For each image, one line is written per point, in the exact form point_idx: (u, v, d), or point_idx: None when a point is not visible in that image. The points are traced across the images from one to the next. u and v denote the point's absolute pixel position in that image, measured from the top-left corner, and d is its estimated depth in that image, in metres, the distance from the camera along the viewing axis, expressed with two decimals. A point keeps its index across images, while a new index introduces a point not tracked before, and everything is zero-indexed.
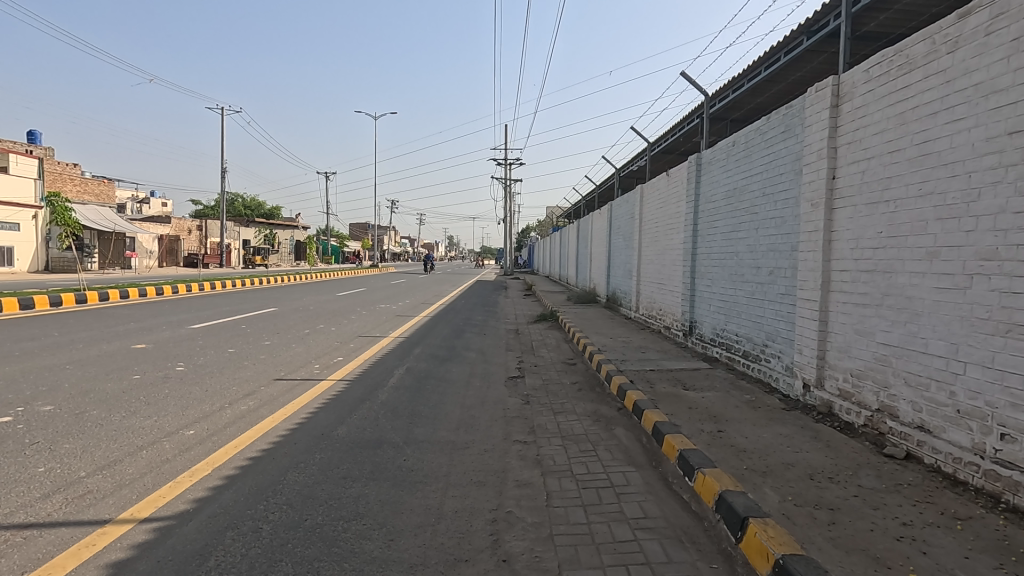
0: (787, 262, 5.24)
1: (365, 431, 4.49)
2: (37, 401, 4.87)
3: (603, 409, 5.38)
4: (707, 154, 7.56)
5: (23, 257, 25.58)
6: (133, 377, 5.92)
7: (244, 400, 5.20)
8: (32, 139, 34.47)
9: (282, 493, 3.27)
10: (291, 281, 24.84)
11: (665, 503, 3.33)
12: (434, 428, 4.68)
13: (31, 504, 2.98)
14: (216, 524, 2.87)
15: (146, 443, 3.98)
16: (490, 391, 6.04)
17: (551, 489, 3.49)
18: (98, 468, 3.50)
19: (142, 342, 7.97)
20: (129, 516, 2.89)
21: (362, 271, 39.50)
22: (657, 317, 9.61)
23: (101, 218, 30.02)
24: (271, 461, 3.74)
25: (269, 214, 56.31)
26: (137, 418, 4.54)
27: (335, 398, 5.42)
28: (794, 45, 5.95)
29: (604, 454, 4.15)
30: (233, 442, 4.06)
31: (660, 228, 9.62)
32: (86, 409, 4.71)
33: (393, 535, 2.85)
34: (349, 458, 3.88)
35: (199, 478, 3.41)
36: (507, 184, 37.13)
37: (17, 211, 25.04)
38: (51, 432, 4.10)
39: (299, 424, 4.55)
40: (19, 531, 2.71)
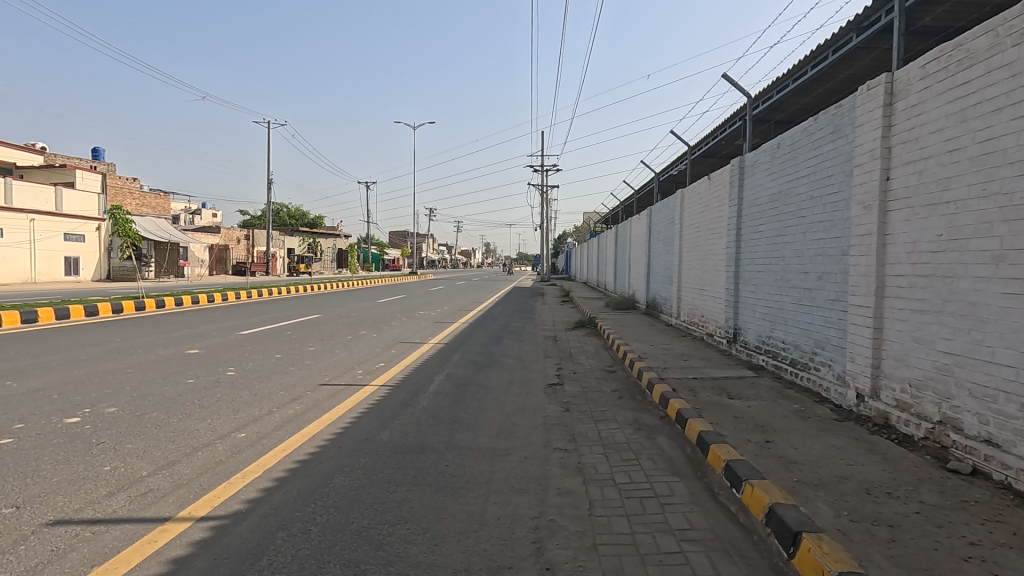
0: (837, 267, 5.06)
1: (408, 436, 4.56)
2: (101, 404, 5.14)
3: (644, 418, 5.29)
4: (750, 157, 7.40)
5: (88, 267, 27.19)
6: (187, 381, 6.20)
7: (292, 404, 5.38)
8: (96, 155, 36.72)
9: (329, 496, 3.35)
10: (333, 288, 25.78)
11: (711, 515, 3.24)
12: (474, 433, 4.71)
13: (98, 501, 3.14)
14: (268, 524, 2.96)
15: (202, 445, 4.14)
16: (529, 397, 6.05)
17: (593, 498, 3.46)
18: (158, 468, 3.67)
19: (196, 348, 8.34)
20: (188, 514, 3.02)
21: (400, 278, 40.31)
22: (699, 324, 9.43)
23: (157, 229, 31.65)
24: (319, 465, 3.85)
25: (312, 225, 58.34)
26: (192, 420, 4.75)
27: (378, 403, 5.51)
28: (843, 42, 5.75)
29: (647, 464, 4.08)
30: (283, 445, 4.20)
31: (701, 232, 9.45)
32: (145, 411, 4.95)
33: (437, 540, 2.88)
34: (391, 463, 3.94)
35: (252, 480, 3.54)
36: (544, 190, 37.24)
37: (83, 224, 26.73)
38: (115, 433, 4.33)
39: (345, 428, 4.67)
40: (89, 526, 2.86)
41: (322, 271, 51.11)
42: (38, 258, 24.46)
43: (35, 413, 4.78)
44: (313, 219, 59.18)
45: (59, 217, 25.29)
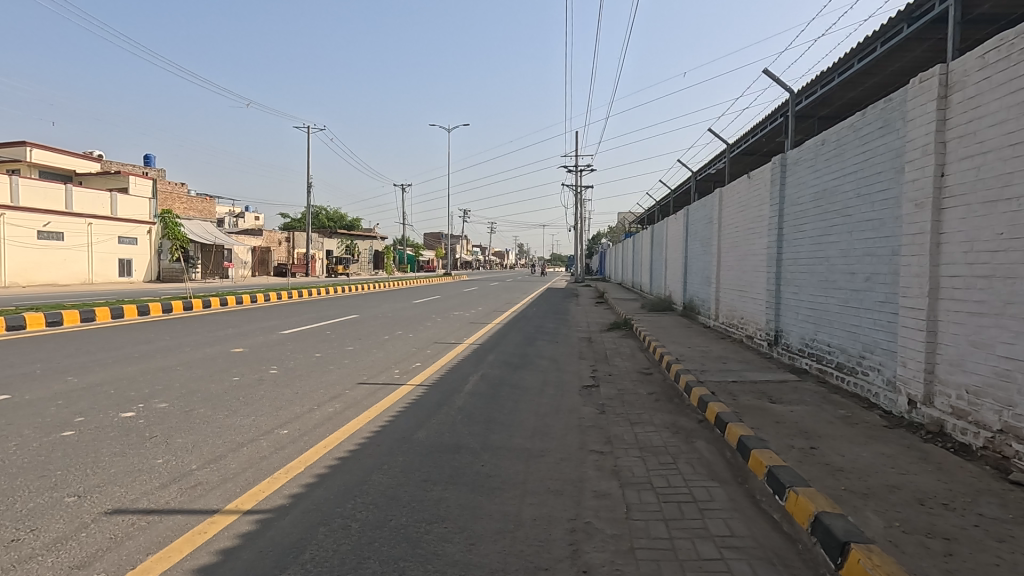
0: (886, 268, 4.86)
1: (444, 435, 4.61)
2: (153, 399, 5.37)
3: (682, 421, 5.20)
4: (792, 154, 7.18)
5: (140, 268, 28.48)
6: (232, 378, 6.42)
7: (331, 402, 5.50)
8: (148, 162, 38.50)
9: (368, 493, 3.42)
10: (370, 288, 26.29)
11: (753, 522, 3.15)
12: (510, 434, 4.72)
13: (152, 492, 3.29)
14: (310, 519, 3.04)
15: (247, 440, 4.29)
16: (565, 399, 6.02)
17: (630, 501, 3.42)
18: (206, 462, 3.81)
19: (240, 346, 8.63)
20: (234, 507, 3.13)
21: (434, 279, 40.75)
22: (738, 326, 9.21)
23: (204, 232, 32.91)
24: (358, 462, 3.93)
25: (349, 227, 59.62)
26: (237, 416, 4.91)
27: (415, 403, 5.58)
28: (892, 33, 5.53)
29: (685, 468, 4.01)
30: (323, 442, 4.30)
31: (741, 232, 9.22)
32: (194, 407, 5.15)
33: (474, 539, 2.90)
34: (427, 462, 3.98)
35: (294, 475, 3.64)
36: (579, 190, 37.05)
37: (134, 227, 28.03)
38: (166, 427, 4.52)
39: (383, 427, 4.75)
40: (143, 516, 2.99)
41: (359, 272, 52.15)
42: (96, 260, 25.76)
43: (93, 408, 5.04)
44: (350, 221, 60.45)
45: (113, 221, 26.61)
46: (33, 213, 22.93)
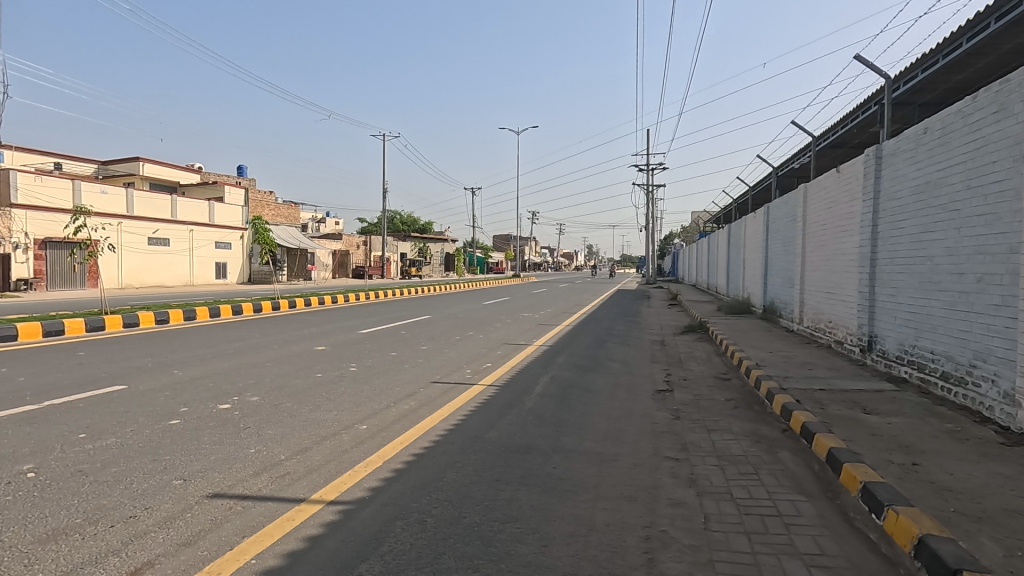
0: (1002, 268, 4.39)
1: (515, 436, 4.63)
2: (247, 393, 5.78)
3: (764, 430, 4.93)
4: (888, 144, 6.65)
5: (234, 271, 30.77)
6: (316, 375, 6.80)
7: (407, 400, 5.69)
8: (241, 172, 41.62)
9: (442, 489, 3.50)
10: (441, 289, 27.00)
11: (846, 542, 2.93)
12: (581, 437, 4.68)
13: (246, 479, 3.53)
14: (388, 513, 3.15)
15: (329, 434, 4.51)
16: (637, 403, 5.89)
17: (708, 511, 3.29)
18: (293, 453, 4.05)
19: (323, 345, 9.12)
20: (319, 497, 3.30)
21: (504, 281, 41.18)
22: (825, 330, 8.63)
23: (290, 237, 35.09)
24: (432, 459, 4.03)
25: (423, 230, 61.56)
26: (321, 411, 5.18)
27: (486, 403, 5.66)
28: (1009, 7, 4.99)
29: (768, 479, 3.80)
30: (399, 438, 4.45)
31: (828, 230, 8.65)
32: (282, 401, 5.50)
33: (546, 541, 2.89)
34: (499, 461, 4.02)
35: (373, 469, 3.79)
36: (650, 189, 36.19)
37: (229, 233, 30.33)
38: (257, 419, 4.85)
39: (456, 425, 4.85)
40: (239, 501, 3.22)
41: (431, 274, 53.65)
42: (195, 263, 28.08)
43: (195, 399, 5.49)
44: (423, 224, 62.39)
45: (211, 228, 28.96)
46: (144, 222, 25.34)
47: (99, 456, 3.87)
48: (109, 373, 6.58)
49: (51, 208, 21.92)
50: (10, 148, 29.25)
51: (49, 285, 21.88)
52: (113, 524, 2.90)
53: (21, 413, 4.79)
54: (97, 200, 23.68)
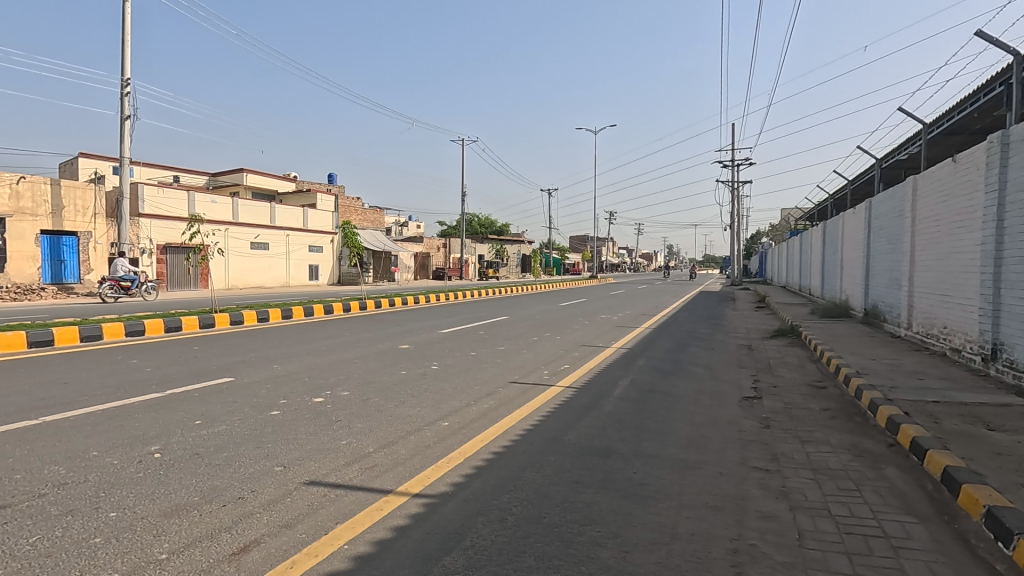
0: None
1: (594, 439, 4.59)
2: (338, 388, 6.13)
3: (866, 443, 4.56)
4: (1017, 129, 5.93)
5: (325, 273, 32.74)
6: (400, 372, 7.08)
7: (486, 399, 5.79)
8: (332, 180, 44.22)
9: (522, 489, 3.53)
10: (518, 290, 27.25)
11: (967, 571, 2.65)
12: (662, 443, 4.55)
13: (338, 469, 3.75)
14: (470, 508, 3.22)
15: (413, 429, 4.69)
16: (722, 410, 5.64)
17: (803, 527, 3.08)
18: (380, 446, 4.25)
19: (406, 343, 9.49)
20: (405, 490, 3.44)
21: (580, 283, 40.82)
22: (939, 337, 7.84)
23: (375, 240, 36.80)
24: (511, 458, 4.07)
25: (500, 232, 62.43)
26: (405, 407, 5.40)
27: (564, 404, 5.64)
28: None
29: (871, 497, 3.51)
30: (479, 436, 4.54)
31: (942, 226, 7.85)
32: (369, 396, 5.78)
33: (627, 547, 2.84)
34: (578, 463, 4.00)
35: (455, 465, 3.89)
36: (735, 186, 34.53)
37: (321, 237, 32.29)
38: (348, 413, 5.13)
39: (535, 426, 4.88)
40: (332, 489, 3.42)
41: (508, 275, 54.27)
42: (291, 265, 30.16)
43: (292, 392, 5.90)
44: (500, 227, 63.27)
45: (305, 233, 31.00)
46: (248, 228, 27.56)
47: (212, 441, 4.26)
48: (218, 366, 7.22)
49: (171, 217, 24.40)
50: (137, 164, 32.86)
51: (169, 286, 24.39)
52: (224, 504, 3.18)
53: (148, 400, 5.38)
54: (208, 209, 26.06)
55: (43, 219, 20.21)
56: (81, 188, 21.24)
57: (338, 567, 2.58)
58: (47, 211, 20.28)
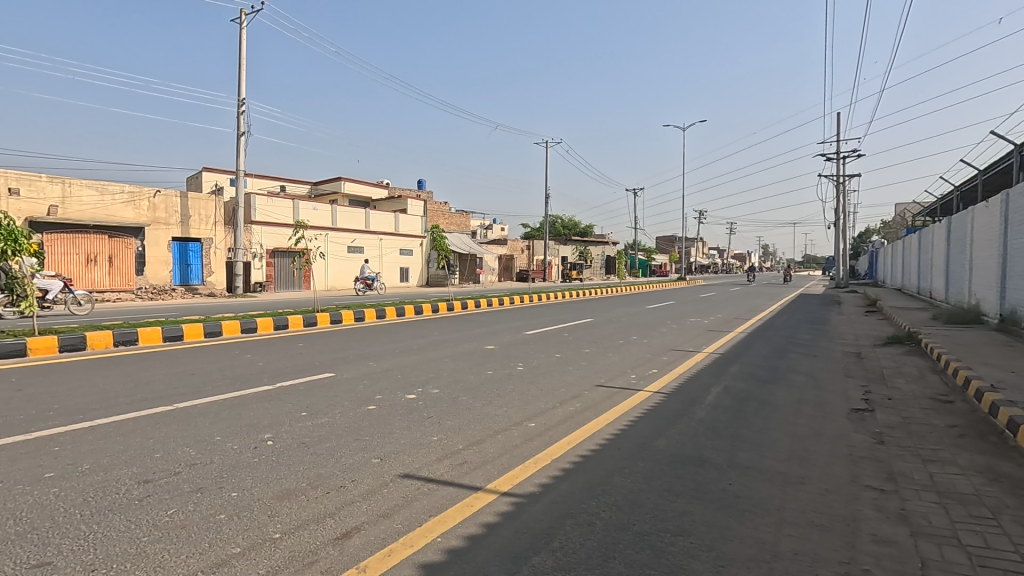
0: None
1: (685, 446, 4.43)
2: (429, 385, 6.38)
3: (1004, 467, 4.04)
4: None
5: (415, 275, 34.14)
6: (487, 372, 7.23)
7: (572, 401, 5.77)
8: (422, 186, 46.05)
9: (610, 494, 3.48)
10: (602, 292, 26.92)
11: None
12: (761, 454, 4.30)
13: (431, 464, 3.89)
14: (558, 510, 3.22)
15: (501, 429, 4.77)
16: (828, 422, 5.23)
17: (926, 555, 2.79)
18: (470, 444, 4.36)
19: (492, 344, 9.67)
20: (493, 487, 3.51)
21: (667, 284, 39.55)
22: None
23: (462, 244, 37.84)
24: (599, 462, 4.03)
25: (584, 233, 62.00)
26: (492, 406, 5.50)
27: (653, 409, 5.49)
28: None
29: (1012, 528, 3.10)
30: (566, 439, 4.53)
31: None
32: (458, 395, 5.95)
33: (723, 562, 2.71)
34: (669, 471, 3.88)
35: (543, 466, 3.91)
36: (841, 181, 31.92)
37: (411, 241, 33.70)
38: (438, 410, 5.32)
39: (622, 430, 4.79)
40: (425, 483, 3.56)
41: (592, 277, 53.74)
42: (384, 268, 31.77)
43: (388, 388, 6.20)
44: (584, 228, 62.81)
45: (397, 237, 32.51)
46: (345, 233, 29.36)
47: (317, 432, 4.58)
48: (321, 362, 7.76)
49: (279, 224, 26.54)
50: (251, 175, 36.11)
51: (278, 287, 26.67)
52: (329, 491, 3.40)
53: (262, 391, 5.88)
54: (311, 216, 28.03)
55: (175, 227, 22.75)
56: (204, 198, 23.63)
57: (432, 558, 2.68)
58: (178, 220, 22.78)
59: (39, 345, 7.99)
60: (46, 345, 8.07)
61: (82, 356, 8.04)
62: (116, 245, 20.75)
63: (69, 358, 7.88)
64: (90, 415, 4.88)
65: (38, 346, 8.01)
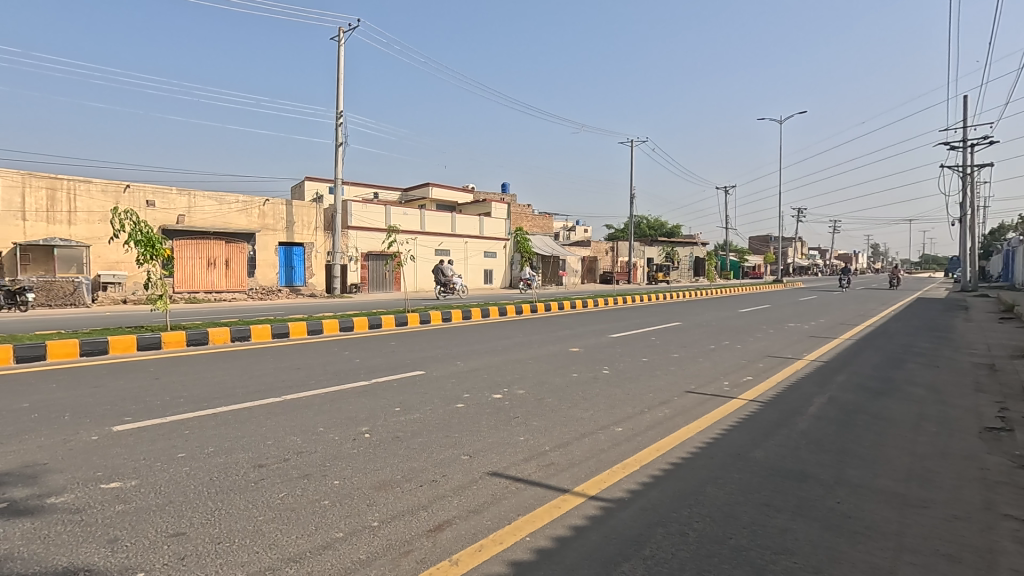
0: None
1: (786, 459, 4.15)
2: (514, 386, 6.46)
3: None
4: None
5: (498, 277, 34.72)
6: (572, 374, 7.20)
7: (661, 407, 5.60)
8: (506, 189, 46.76)
9: (704, 504, 3.34)
10: (690, 294, 25.92)
11: None
12: (874, 472, 3.94)
13: (518, 464, 3.94)
14: (648, 518, 3.14)
15: (587, 432, 4.72)
16: (954, 441, 4.69)
17: None
18: (556, 445, 4.36)
19: (576, 346, 9.62)
20: (581, 491, 3.48)
21: (762, 287, 37.36)
22: None
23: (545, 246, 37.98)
24: (690, 471, 3.87)
25: (670, 233, 60.04)
26: (578, 409, 5.47)
27: (749, 419, 5.20)
28: None
29: None
30: (655, 445, 4.40)
31: None
32: (544, 396, 5.97)
33: None
34: (767, 485, 3.65)
35: (631, 472, 3.83)
36: (967, 172, 28.59)
37: (495, 243, 34.32)
38: (524, 411, 5.36)
39: (715, 439, 4.58)
40: (513, 482, 3.60)
41: (679, 280, 51.91)
42: (469, 270, 32.62)
43: (475, 387, 6.35)
44: (671, 228, 60.82)
45: (481, 240, 33.24)
46: (433, 236, 30.43)
47: (410, 427, 4.78)
48: (412, 360, 8.09)
49: (372, 228, 28.01)
50: (348, 183, 38.40)
51: (371, 288, 28.17)
52: (422, 484, 3.54)
53: (359, 386, 6.23)
54: (402, 220, 29.30)
55: (282, 233, 24.70)
56: (307, 206, 25.44)
57: (521, 556, 2.71)
58: (284, 226, 24.71)
59: (170, 339, 8.99)
60: (175, 339, 9.06)
61: (204, 349, 8.94)
62: (230, 249, 22.87)
63: (194, 351, 8.80)
64: (213, 403, 5.41)
65: (169, 340, 9.00)
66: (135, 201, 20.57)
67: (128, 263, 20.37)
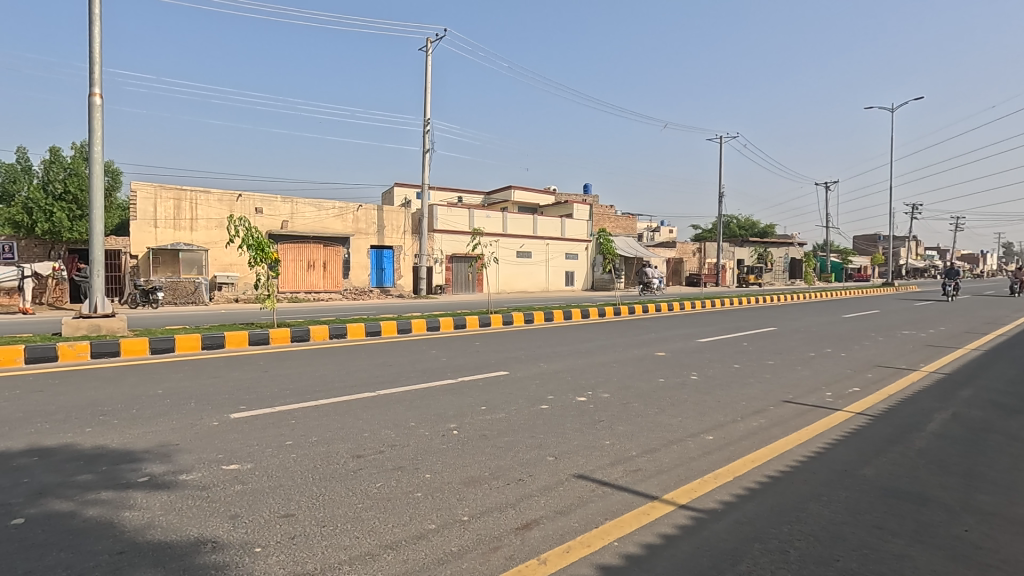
0: None
1: (901, 479, 3.80)
2: (598, 389, 6.39)
3: None
4: None
5: (580, 279, 34.49)
6: (658, 379, 7.01)
7: (755, 416, 5.31)
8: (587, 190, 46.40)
9: (807, 522, 3.13)
10: (786, 298, 24.35)
11: None
12: (1009, 499, 3.51)
13: (604, 468, 3.89)
14: (744, 532, 2.99)
15: (675, 439, 4.58)
16: None
17: None
18: (643, 451, 4.27)
19: (662, 351, 9.35)
20: (671, 499, 3.38)
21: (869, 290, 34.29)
22: None
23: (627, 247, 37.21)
24: (790, 485, 3.65)
25: (763, 233, 56.74)
26: (666, 415, 5.32)
27: (857, 433, 4.80)
28: None
29: None
30: (750, 456, 4.18)
31: None
32: (629, 401, 5.86)
33: None
34: (880, 506, 3.35)
35: (724, 482, 3.66)
36: None
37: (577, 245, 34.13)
38: (610, 415, 5.29)
39: (818, 453, 4.28)
40: (599, 486, 3.57)
41: (773, 282, 48.88)
42: (550, 271, 32.67)
43: (559, 389, 6.35)
44: (764, 228, 57.50)
45: (563, 241, 33.18)
46: (515, 239, 30.80)
47: (495, 425, 4.88)
48: (496, 360, 8.23)
49: (457, 231, 28.82)
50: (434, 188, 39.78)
51: (455, 290, 28.99)
52: (509, 483, 3.60)
53: (446, 384, 6.44)
54: (485, 223, 29.91)
55: (373, 237, 26.05)
56: (396, 210, 26.65)
57: (610, 561, 2.68)
58: (375, 230, 26.05)
59: (276, 335, 9.76)
60: (281, 335, 9.81)
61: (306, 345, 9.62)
62: (329, 252, 24.49)
63: (297, 347, 9.50)
64: (315, 395, 5.81)
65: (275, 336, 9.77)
66: (246, 209, 22.56)
67: (240, 265, 22.36)
